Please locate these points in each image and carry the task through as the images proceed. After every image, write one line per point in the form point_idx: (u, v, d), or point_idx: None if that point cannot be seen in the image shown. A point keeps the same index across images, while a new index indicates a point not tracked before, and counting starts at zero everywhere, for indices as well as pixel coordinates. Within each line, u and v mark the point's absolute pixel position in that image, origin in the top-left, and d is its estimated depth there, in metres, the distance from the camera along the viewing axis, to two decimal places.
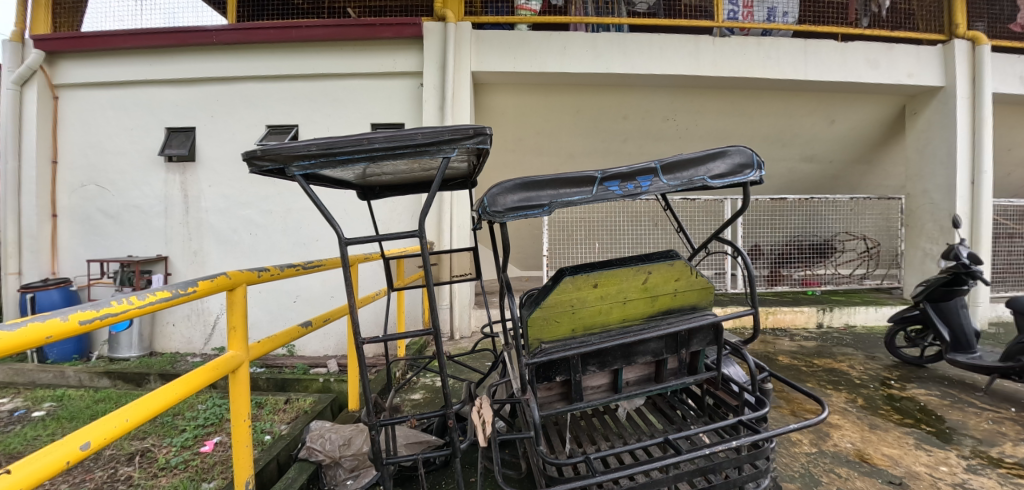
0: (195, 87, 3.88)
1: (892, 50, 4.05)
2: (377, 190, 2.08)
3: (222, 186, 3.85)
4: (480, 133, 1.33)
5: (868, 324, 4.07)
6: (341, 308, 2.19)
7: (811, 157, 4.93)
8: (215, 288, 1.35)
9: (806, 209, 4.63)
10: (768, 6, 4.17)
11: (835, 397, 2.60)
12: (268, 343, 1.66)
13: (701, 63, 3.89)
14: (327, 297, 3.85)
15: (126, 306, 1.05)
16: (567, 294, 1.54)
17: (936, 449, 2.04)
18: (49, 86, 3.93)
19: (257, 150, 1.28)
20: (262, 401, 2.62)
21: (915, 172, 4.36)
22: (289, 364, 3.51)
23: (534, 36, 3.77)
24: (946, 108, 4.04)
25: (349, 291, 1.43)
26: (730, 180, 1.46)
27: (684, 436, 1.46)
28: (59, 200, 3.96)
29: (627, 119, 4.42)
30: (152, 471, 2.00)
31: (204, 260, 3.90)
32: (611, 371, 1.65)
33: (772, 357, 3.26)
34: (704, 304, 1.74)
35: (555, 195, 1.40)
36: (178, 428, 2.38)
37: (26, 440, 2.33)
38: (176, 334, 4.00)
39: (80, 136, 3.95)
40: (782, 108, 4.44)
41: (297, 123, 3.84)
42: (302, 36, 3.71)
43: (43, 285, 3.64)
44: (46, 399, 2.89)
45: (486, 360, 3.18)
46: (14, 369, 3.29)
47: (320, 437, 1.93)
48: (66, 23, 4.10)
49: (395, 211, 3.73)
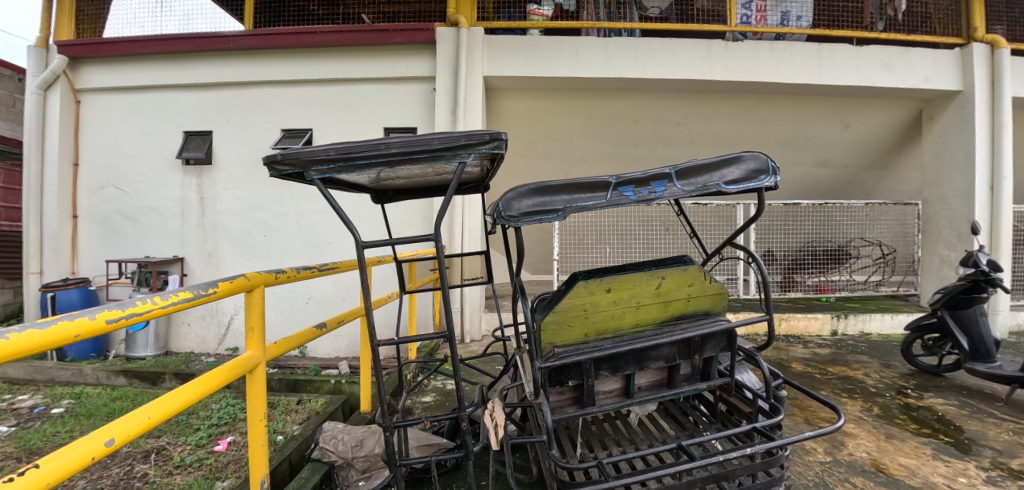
0: (212, 91, 3.96)
1: (908, 53, 4.00)
2: (390, 194, 2.10)
3: (237, 189, 3.91)
4: (495, 138, 1.36)
5: (884, 331, 4.00)
6: (354, 311, 2.18)
7: (825, 162, 4.88)
8: (234, 290, 1.37)
9: (820, 214, 4.58)
10: (781, 11, 4.15)
11: (850, 405, 2.56)
12: (284, 343, 1.69)
13: (712, 66, 3.86)
14: (339, 299, 3.88)
15: (149, 307, 1.09)
16: (581, 299, 1.55)
17: (954, 460, 2.00)
18: (72, 91, 4.03)
19: (276, 154, 1.31)
20: (274, 402, 2.64)
21: (932, 178, 4.28)
22: (300, 365, 3.56)
23: (545, 42, 3.79)
24: (963, 113, 3.98)
25: (366, 293, 1.45)
26: (743, 185, 1.48)
27: (697, 442, 1.44)
28: (80, 201, 4.05)
29: (639, 123, 4.40)
30: (168, 468, 2.03)
31: (219, 261, 3.96)
32: (623, 376, 1.66)
33: (785, 365, 3.21)
34: (717, 309, 1.73)
35: (568, 200, 1.41)
36: (193, 427, 2.42)
37: (45, 436, 2.38)
38: (191, 334, 4.06)
39: (101, 139, 4.04)
40: (794, 113, 4.40)
41: (311, 126, 3.89)
42: (315, 42, 3.76)
43: (63, 285, 3.72)
44: (65, 396, 2.94)
45: (496, 364, 3.22)
46: (33, 366, 3.35)
47: (332, 438, 1.95)
48: (88, 29, 4.21)
49: (407, 214, 3.76)
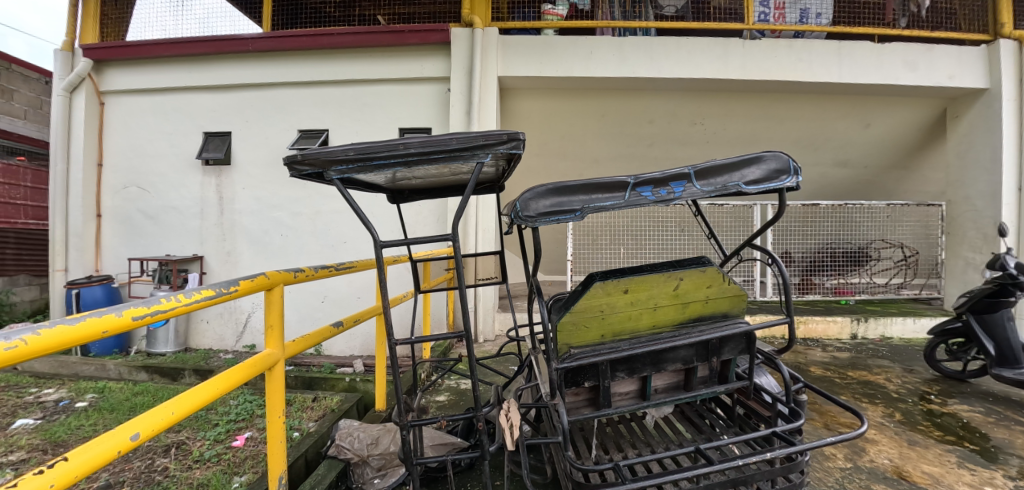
0: (231, 93, 4.03)
1: (932, 51, 3.89)
2: (406, 194, 2.12)
3: (255, 188, 3.97)
4: (513, 138, 1.36)
5: (905, 336, 3.90)
6: (370, 309, 2.20)
7: (844, 162, 4.79)
8: (254, 288, 1.40)
9: (840, 216, 4.49)
10: (799, 8, 4.08)
11: (871, 410, 2.51)
12: (302, 342, 1.71)
13: (728, 65, 3.81)
14: (354, 298, 3.92)
15: (173, 304, 1.12)
16: (597, 300, 1.54)
17: (980, 468, 1.95)
18: (96, 93, 4.14)
19: (297, 154, 1.33)
20: (291, 399, 2.68)
21: (956, 178, 4.17)
22: (316, 363, 3.60)
23: (559, 42, 3.78)
24: (990, 111, 3.87)
25: (383, 292, 1.46)
26: (764, 186, 1.45)
27: (715, 446, 1.42)
28: (104, 200, 4.16)
29: (653, 123, 4.37)
30: (188, 462, 2.07)
31: (237, 260, 4.03)
32: (639, 378, 1.64)
33: (803, 368, 3.16)
34: (736, 311, 1.70)
35: (586, 200, 1.41)
36: (211, 423, 2.46)
37: (70, 429, 2.44)
38: (209, 331, 4.14)
39: (123, 140, 4.14)
40: (813, 113, 4.32)
41: (326, 127, 3.93)
42: (332, 43, 3.81)
43: (87, 282, 3.83)
44: (89, 390, 3.02)
45: (510, 364, 3.22)
46: (58, 361, 3.45)
47: (348, 436, 1.97)
48: (112, 32, 4.32)
49: (421, 214, 3.78)
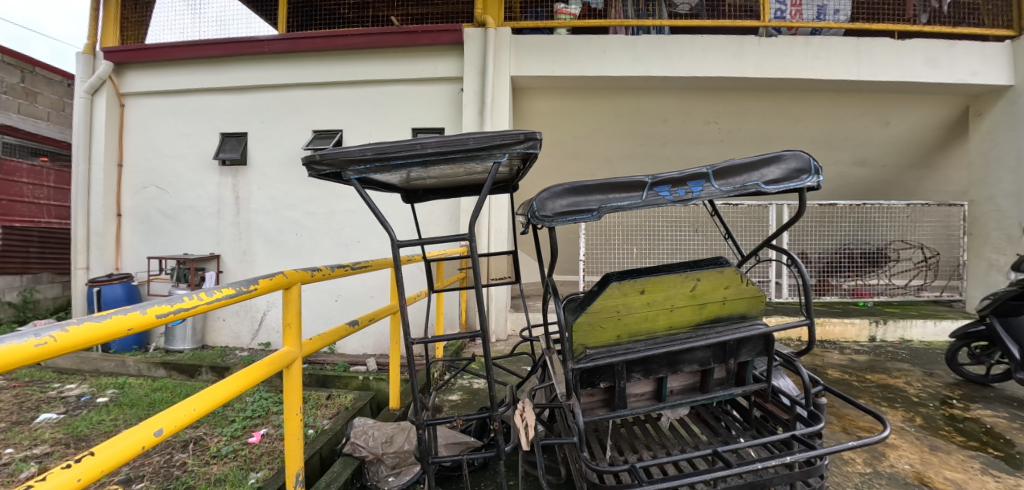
0: (247, 94, 4.09)
1: (954, 47, 3.80)
2: (420, 194, 2.13)
3: (270, 188, 4.02)
4: (529, 138, 1.36)
5: (926, 339, 3.82)
6: (385, 308, 2.22)
7: (861, 161, 4.70)
8: (272, 286, 1.41)
9: (858, 216, 4.43)
10: (816, 5, 4.02)
11: (891, 415, 2.46)
12: (318, 340, 1.72)
13: (743, 64, 3.76)
14: (368, 297, 3.96)
15: (196, 302, 1.14)
16: (613, 300, 1.53)
17: (1005, 475, 1.90)
18: (117, 95, 4.23)
19: (315, 155, 1.34)
20: (306, 396, 2.71)
21: (978, 177, 4.07)
22: (330, 361, 3.64)
23: (572, 41, 3.76)
24: (1014, 109, 3.77)
25: (400, 291, 1.47)
26: (784, 185, 1.43)
27: (733, 448, 1.40)
28: (124, 200, 4.25)
29: (667, 122, 4.34)
30: (206, 458, 2.10)
31: (252, 259, 4.09)
32: (655, 379, 1.63)
33: (820, 371, 3.11)
34: (754, 312, 1.68)
35: (603, 200, 1.40)
36: (228, 419, 2.50)
37: (92, 424, 2.50)
38: (225, 329, 4.20)
39: (142, 140, 4.22)
40: (829, 111, 4.25)
41: (340, 128, 3.97)
42: (346, 44, 3.85)
43: (108, 280, 3.91)
44: (109, 386, 3.09)
45: (523, 364, 3.22)
46: (80, 357, 3.53)
47: (363, 434, 1.99)
48: (132, 35, 4.41)
49: (434, 214, 3.80)
